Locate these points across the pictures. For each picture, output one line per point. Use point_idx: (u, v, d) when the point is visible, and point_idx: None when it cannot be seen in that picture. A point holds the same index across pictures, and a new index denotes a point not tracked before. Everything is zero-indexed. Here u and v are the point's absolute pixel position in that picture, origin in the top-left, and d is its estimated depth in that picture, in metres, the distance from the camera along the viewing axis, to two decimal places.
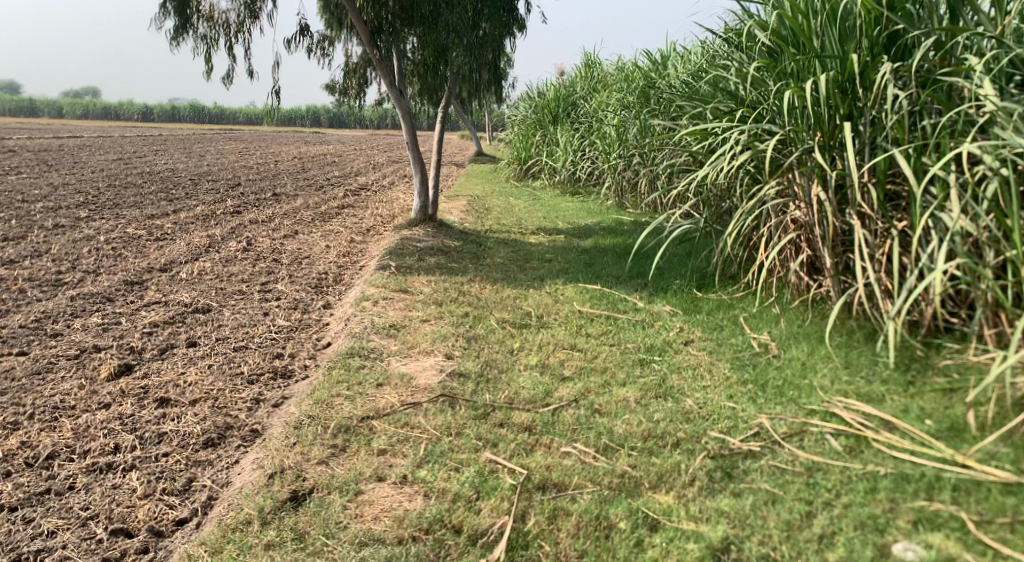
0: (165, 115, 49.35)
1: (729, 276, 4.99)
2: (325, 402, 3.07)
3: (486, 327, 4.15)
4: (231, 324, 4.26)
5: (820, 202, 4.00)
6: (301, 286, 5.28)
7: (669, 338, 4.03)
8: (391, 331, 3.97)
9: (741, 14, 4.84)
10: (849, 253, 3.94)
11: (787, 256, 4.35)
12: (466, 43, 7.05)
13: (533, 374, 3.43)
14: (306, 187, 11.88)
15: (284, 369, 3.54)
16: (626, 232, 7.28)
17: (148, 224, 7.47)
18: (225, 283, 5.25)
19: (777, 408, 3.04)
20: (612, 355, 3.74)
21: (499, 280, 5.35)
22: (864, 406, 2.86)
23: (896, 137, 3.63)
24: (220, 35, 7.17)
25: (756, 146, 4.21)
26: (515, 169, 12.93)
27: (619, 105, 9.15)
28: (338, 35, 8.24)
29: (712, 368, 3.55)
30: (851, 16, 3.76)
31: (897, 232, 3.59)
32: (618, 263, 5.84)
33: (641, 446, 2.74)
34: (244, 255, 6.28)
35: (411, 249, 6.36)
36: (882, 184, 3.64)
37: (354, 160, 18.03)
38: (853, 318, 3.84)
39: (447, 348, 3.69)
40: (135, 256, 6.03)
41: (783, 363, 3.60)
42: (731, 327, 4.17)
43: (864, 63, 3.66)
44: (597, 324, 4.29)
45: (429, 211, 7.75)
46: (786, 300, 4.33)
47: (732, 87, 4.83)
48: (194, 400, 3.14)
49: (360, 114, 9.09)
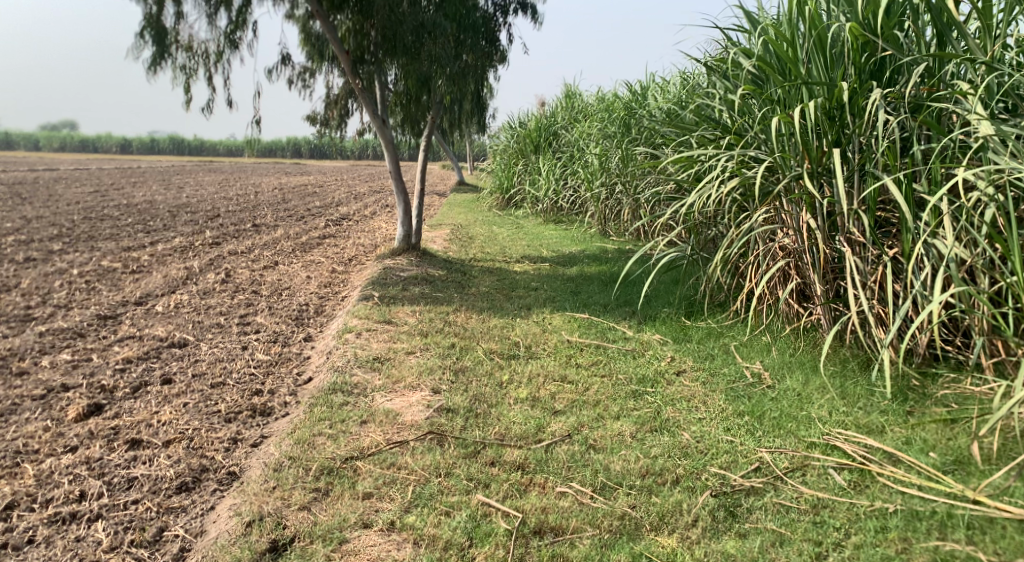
0: (144, 147, 49.08)
1: (718, 303, 4.92)
2: (306, 441, 2.92)
3: (473, 358, 4.03)
4: (209, 359, 4.10)
5: (810, 229, 3.97)
6: (281, 318, 5.13)
7: (660, 368, 3.94)
8: (375, 364, 3.84)
9: (724, 43, 4.86)
10: (840, 280, 3.91)
11: (778, 284, 4.30)
12: (449, 73, 7.05)
13: (524, 407, 3.31)
14: (285, 217, 11.75)
15: (263, 406, 3.39)
16: (610, 260, 7.22)
17: (124, 257, 7.29)
18: (202, 317, 5.10)
19: (776, 441, 2.95)
20: (604, 386, 3.63)
21: (485, 310, 5.24)
22: (867, 439, 2.79)
23: (886, 163, 3.61)
24: (199, 65, 7.08)
25: (743, 173, 4.18)
26: (497, 198, 12.91)
27: (601, 134, 9.19)
28: (319, 67, 8.22)
29: (707, 399, 3.45)
30: (839, 43, 3.76)
31: (890, 259, 3.57)
32: (605, 291, 5.76)
33: (640, 484, 2.62)
34: (223, 287, 6.12)
35: (394, 279, 6.25)
36: (873, 211, 3.62)
37: (335, 190, 17.95)
38: (847, 346, 3.79)
39: (434, 381, 3.56)
40: (109, 290, 5.85)
41: (778, 393, 3.51)
42: (723, 356, 4.09)
43: (852, 89, 3.66)
44: (587, 354, 4.19)
45: (412, 240, 7.62)
46: (777, 328, 4.27)
47: (717, 114, 4.83)
48: (167, 441, 2.97)
49: (340, 144, 9.02)
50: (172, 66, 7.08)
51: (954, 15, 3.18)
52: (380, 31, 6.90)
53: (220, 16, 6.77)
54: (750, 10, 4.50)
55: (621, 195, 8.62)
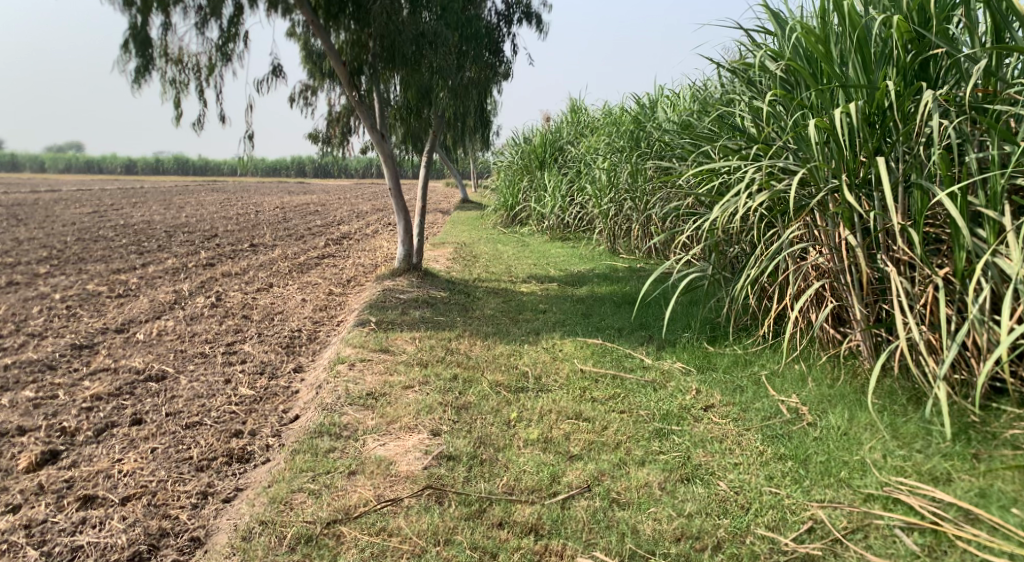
0: (148, 168, 49.14)
1: (742, 327, 4.54)
2: (283, 500, 2.54)
3: (478, 392, 3.64)
4: (186, 395, 3.72)
5: (848, 247, 3.63)
6: (270, 346, 4.76)
7: (686, 403, 3.56)
8: (368, 402, 3.45)
9: (747, 45, 4.53)
10: (883, 303, 3.56)
11: (811, 307, 3.95)
12: (451, 86, 6.74)
13: (535, 452, 2.92)
14: (284, 237, 11.41)
15: (241, 452, 3.01)
16: (621, 279, 6.83)
17: (111, 280, 6.94)
18: (186, 346, 4.72)
19: (828, 492, 2.60)
20: (624, 426, 3.24)
21: (491, 335, 4.86)
22: (935, 491, 2.44)
23: (936, 174, 3.28)
24: (189, 79, 6.81)
25: (773, 186, 3.84)
26: (502, 216, 12.56)
27: (608, 148, 8.84)
28: (321, 84, 7.94)
29: (742, 441, 3.08)
30: (880, 42, 3.43)
31: (942, 280, 3.23)
32: (619, 313, 5.39)
33: (675, 553, 2.28)
34: (211, 312, 5.76)
35: (394, 302, 5.88)
36: (921, 227, 3.29)
37: (337, 208, 17.67)
38: (893, 377, 3.43)
39: (433, 421, 3.17)
40: (91, 316, 5.49)
41: (822, 433, 3.15)
42: (754, 389, 3.71)
43: (896, 93, 3.34)
44: (602, 387, 3.80)
45: (414, 259, 7.25)
46: (812, 355, 3.91)
47: (741, 123, 4.48)
48: (126, 497, 2.60)
49: (343, 162, 8.70)
50: (162, 79, 6.81)
51: (1016, 5, 2.85)
52: (378, 41, 6.53)
53: (210, 29, 6.48)
54: (777, 9, 4.16)
55: (630, 212, 8.26)
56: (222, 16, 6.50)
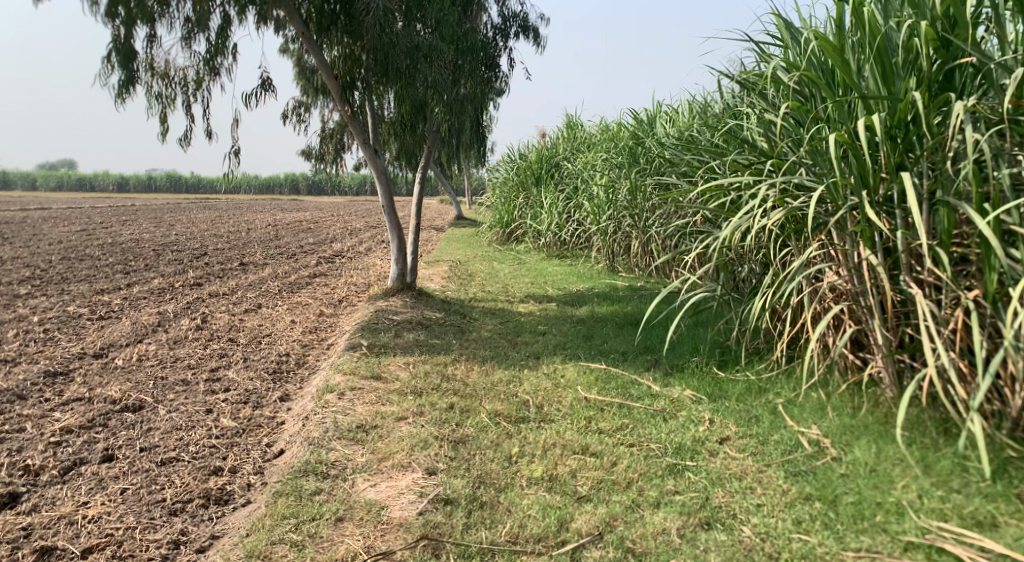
0: (141, 186, 49.00)
1: (754, 351, 4.32)
2: (262, 554, 2.32)
3: (476, 423, 3.41)
4: (164, 427, 3.47)
5: (868, 267, 3.43)
6: (256, 372, 4.51)
7: (699, 435, 3.33)
8: (358, 435, 3.21)
9: (758, 56, 4.37)
10: (907, 327, 3.36)
11: (829, 331, 3.74)
12: (445, 100, 6.55)
13: (539, 493, 2.70)
14: (275, 255, 11.17)
15: (220, 493, 2.77)
16: (622, 299, 6.62)
17: (93, 301, 6.70)
18: (167, 372, 4.47)
19: (865, 539, 2.45)
20: (636, 461, 3.02)
21: (488, 359, 4.63)
22: (983, 540, 2.33)
23: (964, 191, 3.10)
24: (176, 93, 6.62)
25: (787, 203, 3.64)
26: (497, 233, 12.37)
27: (606, 165, 8.67)
28: (314, 100, 7.75)
29: (763, 479, 2.87)
30: (903, 52, 3.26)
31: (972, 304, 3.03)
32: (621, 335, 5.16)
33: None
34: (196, 335, 5.50)
35: (386, 324, 5.63)
36: (949, 246, 3.10)
37: (330, 226, 17.44)
38: (919, 408, 3.22)
39: (429, 459, 2.93)
40: (68, 340, 5.23)
41: (848, 467, 2.93)
42: (770, 418, 3.48)
43: (920, 105, 3.16)
44: (609, 417, 3.56)
45: (407, 279, 7.02)
46: (831, 382, 3.69)
47: (752, 137, 4.31)
48: (88, 548, 2.40)
49: (336, 179, 8.48)
50: (148, 94, 6.61)
51: None
52: (370, 54, 6.31)
53: (196, 41, 6.30)
54: (790, 19, 4.01)
55: (629, 229, 8.07)
56: (211, 29, 6.32)
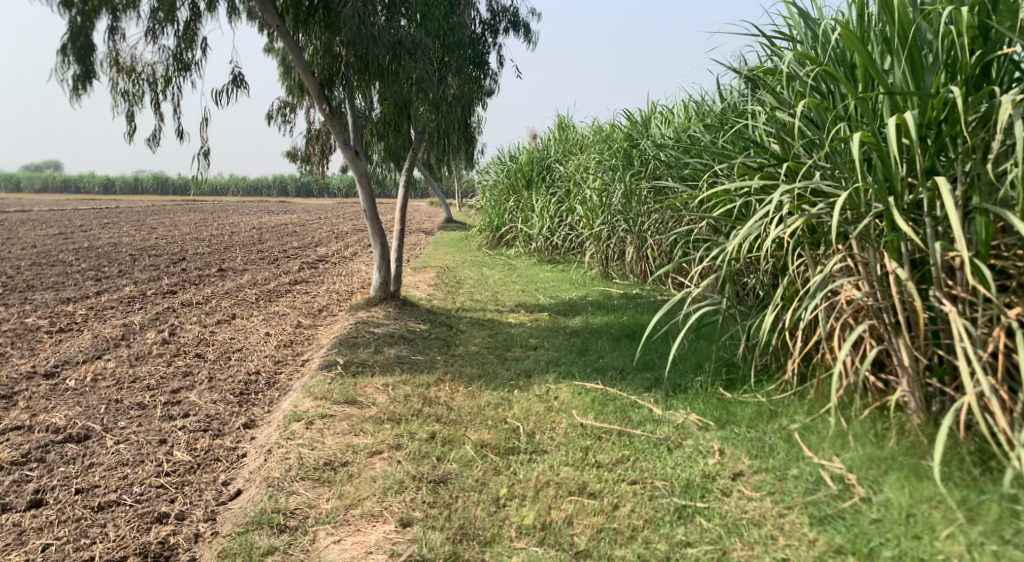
0: (126, 189, 48.45)
1: (763, 369, 3.95)
2: None
3: (459, 455, 3.05)
4: (108, 462, 3.09)
5: (894, 281, 3.08)
6: (221, 394, 4.12)
7: (710, 469, 2.98)
8: (324, 475, 2.84)
9: (770, 51, 4.07)
10: (937, 348, 3.02)
11: (848, 350, 3.38)
12: (432, 99, 6.15)
13: (531, 549, 2.38)
14: (257, 261, 10.73)
15: (160, 549, 2.43)
16: (618, 308, 6.26)
17: (55, 312, 6.28)
18: (123, 394, 4.08)
19: None
20: (639, 503, 2.67)
21: (475, 378, 4.27)
22: None
23: (1003, 196, 2.76)
24: (142, 89, 6.24)
25: (805, 211, 3.29)
26: (487, 237, 12.01)
27: (598, 167, 8.34)
28: (299, 100, 7.37)
29: (784, 526, 2.53)
30: (936, 44, 2.92)
31: (1015, 322, 2.69)
32: (619, 351, 4.79)
33: None
34: (161, 350, 5.10)
35: (366, 337, 5.25)
36: (987, 258, 2.75)
37: (315, 229, 17.01)
38: (955, 438, 2.87)
39: (405, 505, 2.59)
40: (19, 358, 4.81)
41: (880, 509, 2.59)
42: (787, 449, 3.13)
43: (955, 100, 2.82)
44: (607, 448, 3.19)
45: (391, 286, 6.62)
46: (851, 406, 3.34)
47: (762, 138, 3.98)
48: None
49: (323, 183, 8.09)
50: (113, 91, 6.24)
51: None
52: (350, 50, 5.89)
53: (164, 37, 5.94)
54: (806, 11, 3.71)
55: (625, 234, 7.73)
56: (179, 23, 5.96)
